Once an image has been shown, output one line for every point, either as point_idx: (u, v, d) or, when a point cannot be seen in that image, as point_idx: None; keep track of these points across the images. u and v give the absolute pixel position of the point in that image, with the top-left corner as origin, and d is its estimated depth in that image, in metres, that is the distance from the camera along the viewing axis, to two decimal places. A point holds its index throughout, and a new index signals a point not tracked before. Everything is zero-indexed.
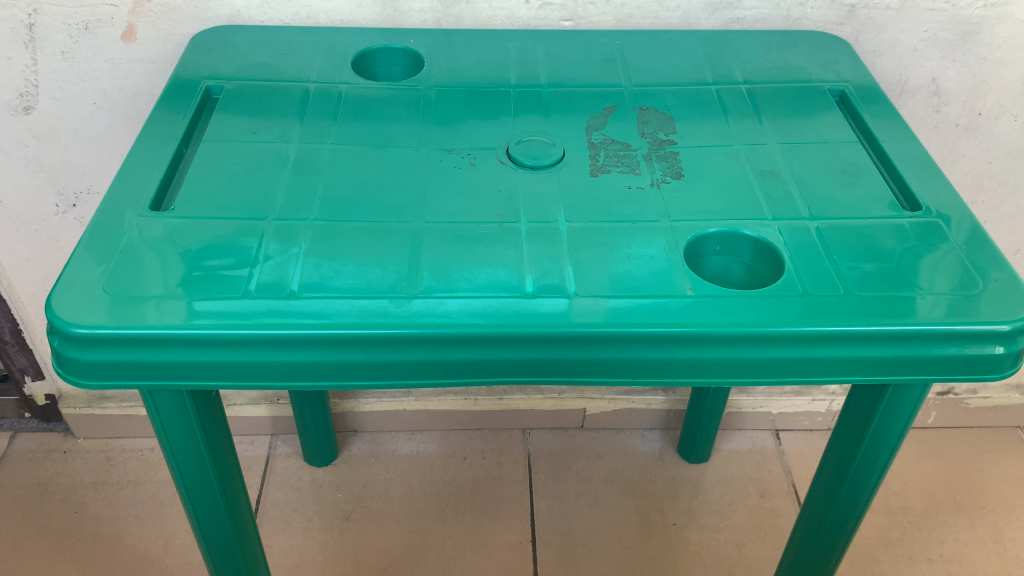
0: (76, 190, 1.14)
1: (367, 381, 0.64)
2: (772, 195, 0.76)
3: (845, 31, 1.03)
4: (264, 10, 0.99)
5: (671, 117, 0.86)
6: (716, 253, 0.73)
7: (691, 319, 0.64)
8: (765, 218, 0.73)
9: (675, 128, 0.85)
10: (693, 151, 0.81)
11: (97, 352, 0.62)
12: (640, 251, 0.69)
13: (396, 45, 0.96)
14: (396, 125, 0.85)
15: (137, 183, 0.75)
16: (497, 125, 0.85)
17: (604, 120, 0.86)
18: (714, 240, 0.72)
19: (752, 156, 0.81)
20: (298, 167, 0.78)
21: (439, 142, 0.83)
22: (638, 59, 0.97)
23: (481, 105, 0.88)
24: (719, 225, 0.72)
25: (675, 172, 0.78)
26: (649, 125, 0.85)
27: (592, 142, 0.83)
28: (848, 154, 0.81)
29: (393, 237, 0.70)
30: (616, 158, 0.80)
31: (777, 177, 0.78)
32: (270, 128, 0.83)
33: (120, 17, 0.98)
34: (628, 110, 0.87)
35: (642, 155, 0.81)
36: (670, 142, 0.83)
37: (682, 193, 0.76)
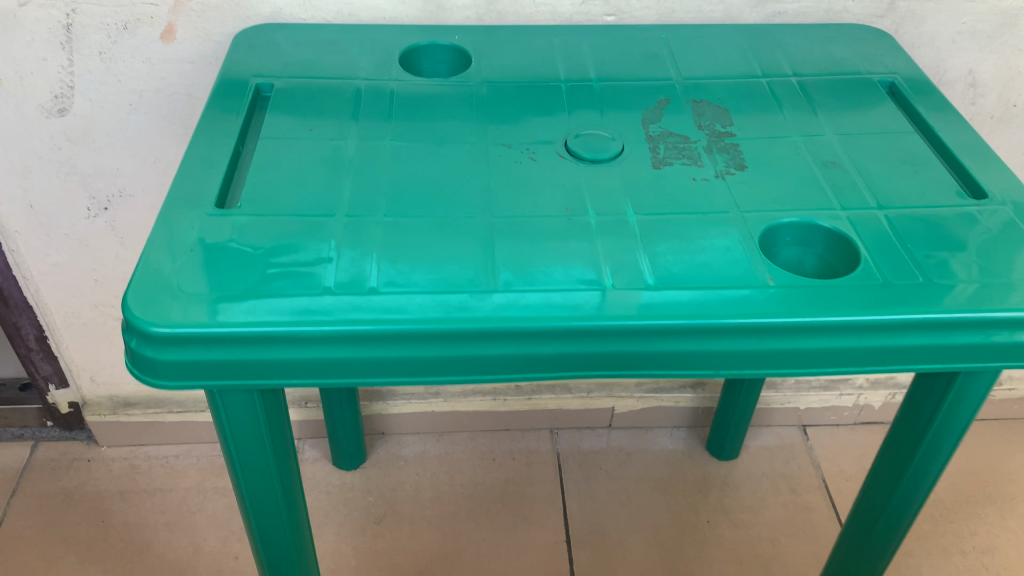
0: (108, 193, 1.13)
1: (448, 377, 0.63)
2: (838, 185, 0.76)
3: (885, 23, 1.04)
4: (306, 8, 0.98)
5: (727, 110, 0.87)
6: (788, 244, 0.73)
7: (776, 307, 0.63)
8: (833, 207, 0.73)
9: (731, 120, 0.85)
10: (753, 142, 0.82)
11: (175, 352, 0.60)
12: (715, 242, 0.69)
13: (442, 42, 0.96)
14: (455, 123, 0.85)
15: (200, 182, 0.74)
16: (554, 120, 0.86)
17: (659, 114, 0.86)
18: (787, 230, 0.72)
19: (812, 147, 0.81)
20: (360, 165, 0.77)
21: (497, 138, 0.83)
22: (684, 54, 0.97)
23: (536, 102, 0.89)
24: (792, 215, 0.72)
25: (738, 163, 0.78)
26: (706, 117, 0.86)
27: (650, 135, 0.83)
28: (907, 144, 0.82)
29: (466, 233, 0.70)
30: (677, 150, 0.80)
31: (842, 167, 0.78)
32: (327, 128, 0.83)
33: (159, 17, 0.97)
34: (683, 104, 0.88)
35: (702, 146, 0.81)
36: (728, 134, 0.83)
37: (749, 183, 0.76)
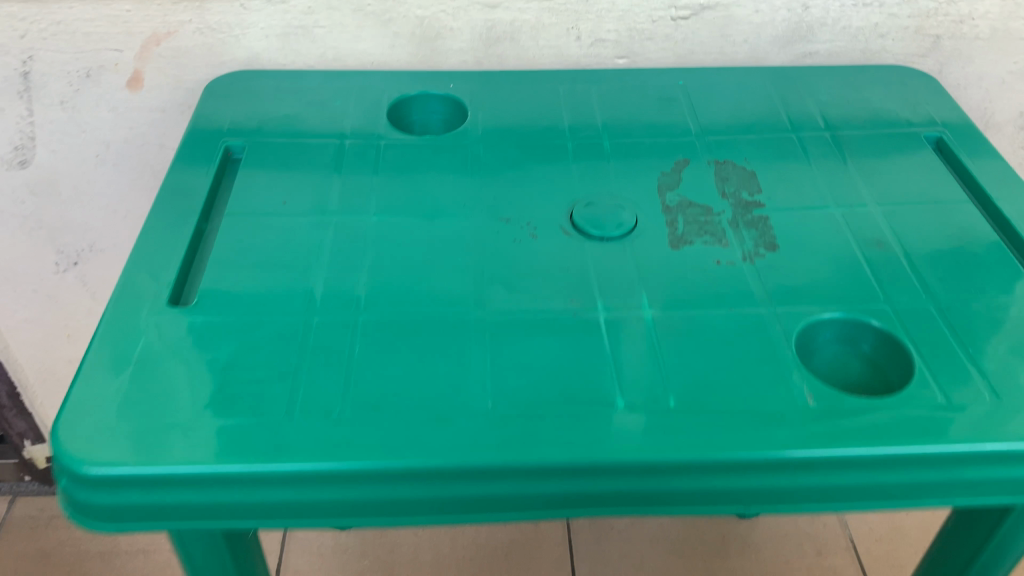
0: (77, 247, 1.04)
1: (431, 518, 0.54)
2: (884, 270, 0.66)
3: (927, 63, 0.93)
4: (285, 53, 0.89)
5: (754, 173, 0.77)
6: (828, 342, 0.63)
7: (819, 435, 0.53)
8: (878, 300, 0.63)
9: (759, 186, 0.75)
10: (785, 215, 0.72)
11: (111, 495, 0.51)
12: (744, 346, 0.60)
13: (435, 91, 0.86)
14: (445, 192, 0.75)
15: (154, 275, 0.65)
16: (559, 185, 0.76)
17: (677, 178, 0.76)
18: (827, 327, 0.63)
19: (853, 221, 0.71)
20: (338, 249, 0.69)
21: (494, 209, 0.73)
22: (705, 102, 0.87)
23: (539, 162, 0.79)
24: (832, 311, 0.62)
25: (769, 243, 0.69)
26: (731, 182, 0.76)
27: (667, 205, 0.73)
28: (961, 217, 0.72)
29: (456, 336, 0.60)
30: (698, 225, 0.71)
31: (888, 247, 0.68)
32: (303, 202, 0.74)
33: (124, 64, 0.88)
34: (704, 166, 0.78)
35: (726, 220, 0.71)
36: (756, 204, 0.73)
37: (781, 270, 0.66)
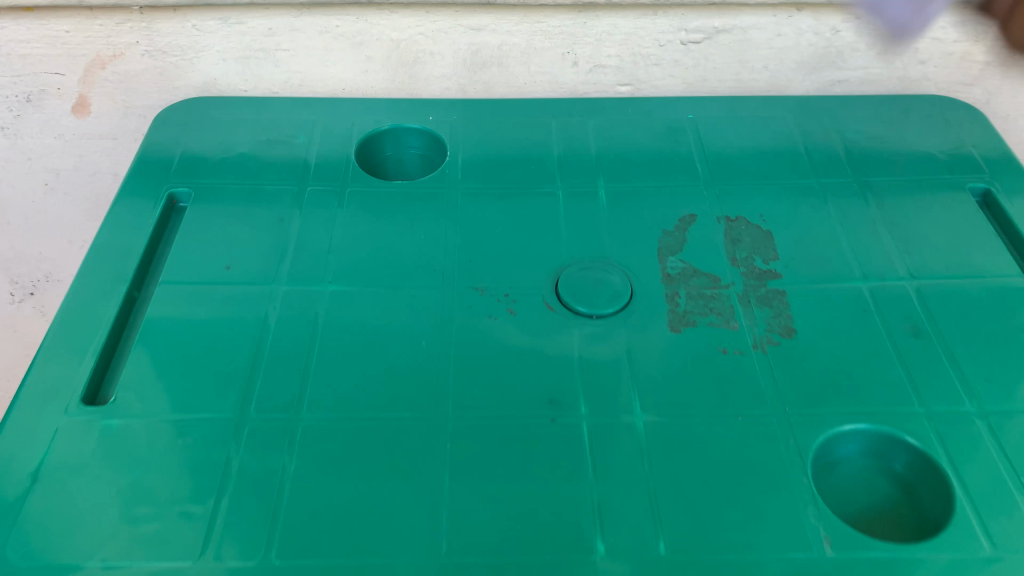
0: (34, 277, 0.94)
1: None
2: (919, 366, 0.56)
3: (973, 92, 0.83)
4: (246, 78, 0.79)
5: (770, 235, 0.67)
6: (852, 454, 0.53)
7: None
8: (913, 408, 0.54)
9: (776, 252, 0.66)
10: (803, 291, 0.62)
11: None
12: (749, 469, 0.51)
13: (412, 124, 0.77)
14: (415, 250, 0.66)
15: (69, 363, 0.57)
16: (545, 244, 0.66)
17: (680, 238, 0.66)
18: (851, 439, 0.53)
19: (882, 301, 0.62)
20: (286, 326, 0.60)
21: (470, 276, 0.64)
22: (717, 139, 0.77)
23: (524, 213, 0.69)
24: (855, 422, 0.53)
25: (784, 327, 0.59)
26: (744, 246, 0.66)
27: (669, 273, 0.64)
28: (1010, 295, 0.62)
29: (411, 448, 0.52)
30: (703, 301, 0.61)
31: (924, 336, 0.59)
32: (250, 264, 0.64)
33: (68, 88, 0.79)
34: (713, 223, 0.68)
35: (736, 295, 0.62)
36: (771, 275, 0.64)
37: (799, 364, 0.57)
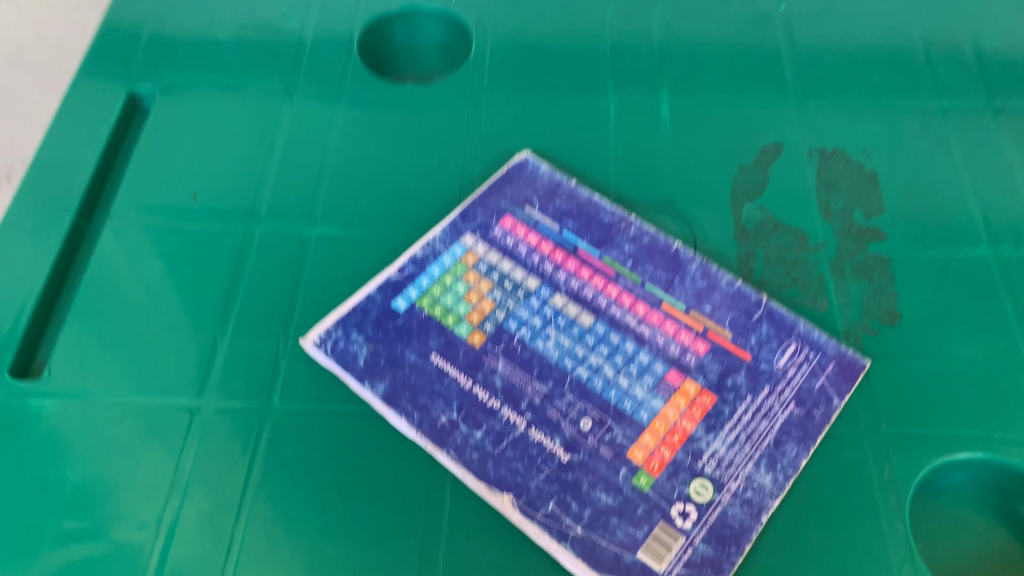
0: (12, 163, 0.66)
1: None
2: None
3: None
4: None
5: (876, 177, 0.53)
6: (958, 485, 0.43)
7: None
8: None
9: (881, 202, 0.52)
10: (914, 257, 0.49)
11: None
12: (836, 514, 0.39)
13: (431, 6, 0.62)
14: (422, 177, 0.52)
15: None
16: (589, 176, 0.53)
17: (760, 176, 0.53)
18: (960, 468, 0.42)
19: (1015, 277, 0.48)
20: (260, 273, 0.47)
21: (496, 211, 0.50)
22: (816, 40, 0.60)
23: (565, 133, 0.55)
24: (971, 451, 0.42)
25: (886, 310, 0.47)
26: (840, 192, 0.52)
27: (743, 225, 0.50)
28: None
29: (407, 455, 0.41)
30: (785, 267, 0.48)
31: None
32: (221, 188, 0.51)
33: None
34: (805, 158, 0.54)
35: (827, 262, 0.49)
36: (874, 233, 0.50)
37: (902, 365, 0.44)
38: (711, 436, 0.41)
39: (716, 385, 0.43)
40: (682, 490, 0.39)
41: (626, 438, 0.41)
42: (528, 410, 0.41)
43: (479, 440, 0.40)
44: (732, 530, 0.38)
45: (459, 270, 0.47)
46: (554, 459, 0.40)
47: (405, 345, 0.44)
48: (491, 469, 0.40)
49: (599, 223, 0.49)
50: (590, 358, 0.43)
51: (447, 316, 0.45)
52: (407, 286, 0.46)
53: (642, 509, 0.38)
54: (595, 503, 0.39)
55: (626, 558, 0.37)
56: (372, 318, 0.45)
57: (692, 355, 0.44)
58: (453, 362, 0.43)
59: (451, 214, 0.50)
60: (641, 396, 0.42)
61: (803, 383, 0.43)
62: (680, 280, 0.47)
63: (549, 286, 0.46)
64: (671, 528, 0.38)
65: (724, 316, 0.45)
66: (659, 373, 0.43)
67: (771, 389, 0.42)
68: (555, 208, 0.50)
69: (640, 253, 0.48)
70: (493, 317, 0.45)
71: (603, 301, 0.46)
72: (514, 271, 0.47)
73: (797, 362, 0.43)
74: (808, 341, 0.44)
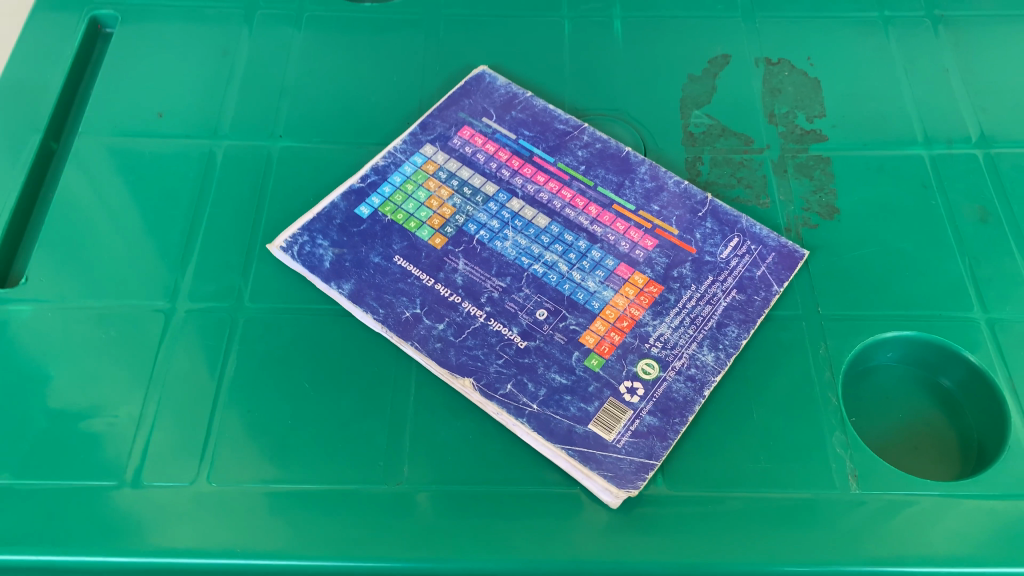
0: None
1: None
2: (984, 259, 0.47)
3: None
4: None
5: (818, 84, 0.55)
6: (889, 363, 0.46)
7: (861, 550, 0.38)
8: (969, 312, 0.45)
9: (823, 106, 0.54)
10: (853, 157, 0.52)
11: None
12: (774, 388, 0.42)
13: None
14: (383, 92, 0.54)
15: None
16: (543, 89, 0.55)
17: (709, 84, 0.55)
18: (891, 346, 0.45)
19: (947, 171, 0.51)
20: (227, 185, 0.49)
21: (454, 123, 0.51)
22: None
23: (520, 48, 0.56)
24: (898, 330, 0.45)
25: (825, 205, 0.49)
26: (785, 97, 0.54)
27: (692, 132, 0.53)
28: None
29: (373, 348, 0.43)
30: (731, 168, 0.51)
31: (993, 221, 0.49)
32: (186, 106, 0.52)
33: None
34: (751, 67, 0.56)
35: (771, 163, 0.51)
36: (815, 136, 0.53)
37: (838, 255, 0.47)
38: (658, 321, 0.44)
39: (663, 276, 0.45)
40: (631, 369, 0.42)
41: (579, 325, 0.43)
42: (487, 303, 0.44)
43: (441, 331, 0.43)
44: (676, 403, 0.41)
45: (419, 178, 0.49)
46: (512, 346, 0.43)
47: (369, 248, 0.46)
48: (453, 356, 0.42)
49: (554, 131, 0.51)
50: (545, 256, 0.46)
51: (409, 222, 0.47)
52: (369, 194, 0.48)
53: (592, 387, 0.41)
54: (549, 383, 0.41)
55: (578, 430, 0.40)
56: (336, 224, 0.47)
57: (641, 250, 0.46)
58: (416, 263, 0.45)
59: (411, 126, 0.51)
60: (593, 288, 0.45)
61: (744, 272, 0.46)
62: (631, 182, 0.49)
63: (505, 191, 0.48)
64: (619, 403, 0.41)
65: (672, 215, 0.48)
66: (610, 267, 0.45)
67: (714, 279, 0.45)
68: (511, 118, 0.52)
69: (592, 158, 0.50)
70: (453, 221, 0.47)
71: (558, 204, 0.48)
72: (473, 178, 0.49)
73: (740, 254, 0.46)
74: (750, 235, 0.47)
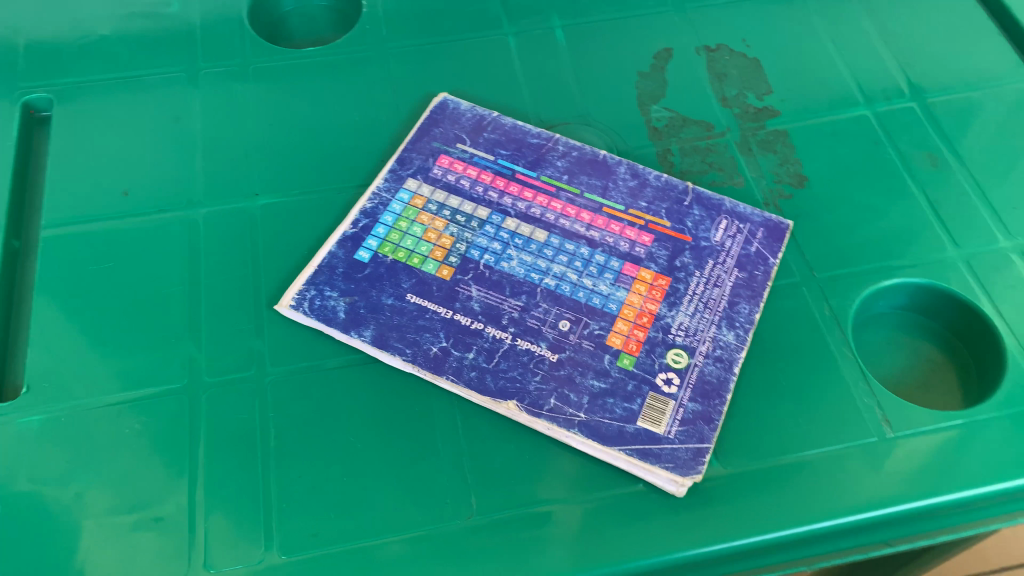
0: None
1: None
2: (945, 201, 0.51)
3: None
4: None
5: (757, 63, 0.58)
6: (884, 312, 0.49)
7: (909, 487, 0.41)
8: (945, 251, 0.49)
9: (767, 83, 0.57)
10: (806, 126, 0.55)
11: None
12: (795, 354, 0.45)
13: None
14: (350, 135, 0.53)
15: None
16: (506, 107, 0.55)
17: (659, 79, 0.57)
18: (884, 296, 0.48)
19: (893, 126, 0.55)
20: (217, 252, 0.47)
21: (430, 154, 0.52)
22: None
23: (473, 71, 0.57)
24: (889, 279, 0.48)
25: (793, 175, 0.52)
26: (731, 80, 0.57)
27: (656, 127, 0.55)
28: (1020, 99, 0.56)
29: (408, 389, 0.43)
30: (700, 155, 0.53)
31: (943, 165, 0.53)
32: (151, 180, 0.50)
33: None
34: (694, 57, 0.58)
35: (735, 144, 0.54)
36: (768, 112, 0.56)
37: (818, 220, 0.50)
38: (674, 311, 0.45)
39: (668, 268, 0.47)
40: (662, 362, 0.43)
41: (603, 329, 0.44)
42: (510, 324, 0.44)
43: (472, 360, 0.43)
44: (712, 385, 0.43)
45: (411, 213, 0.49)
46: (545, 360, 0.43)
47: (379, 291, 0.46)
48: (490, 382, 0.43)
49: (529, 146, 0.52)
50: (553, 268, 0.47)
51: (411, 258, 0.47)
52: (364, 237, 0.48)
53: (632, 385, 0.42)
54: (589, 389, 0.42)
55: (629, 429, 0.41)
56: (340, 272, 0.46)
57: (641, 247, 0.48)
58: (430, 297, 0.45)
59: (388, 164, 0.51)
60: (606, 291, 0.46)
61: (740, 250, 0.48)
62: (614, 183, 0.51)
63: (498, 212, 0.49)
64: (660, 396, 0.42)
65: (660, 208, 0.50)
66: (617, 268, 0.47)
67: (715, 261, 0.47)
68: (485, 140, 0.52)
69: (572, 166, 0.51)
70: (455, 250, 0.47)
71: (551, 216, 0.49)
72: (463, 205, 0.49)
73: (732, 234, 0.49)
74: (736, 215, 0.49)
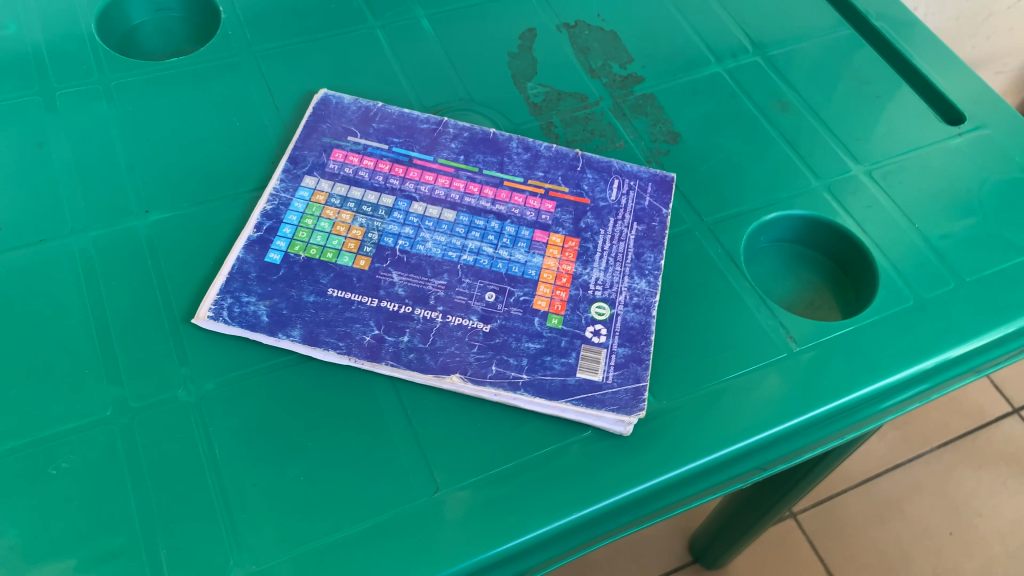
0: None
1: None
2: (800, 140, 0.57)
3: None
4: None
5: (615, 35, 0.62)
6: (765, 247, 0.55)
7: (822, 392, 0.45)
8: (809, 183, 0.55)
9: (627, 53, 0.61)
10: (669, 88, 0.59)
11: None
12: (701, 291, 0.49)
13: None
14: (234, 141, 0.52)
15: None
16: (387, 98, 0.56)
17: (528, 58, 0.60)
18: (764, 231, 0.54)
19: (743, 80, 0.60)
20: (115, 275, 0.45)
21: (323, 150, 0.51)
22: None
23: (347, 66, 0.57)
24: (768, 213, 0.53)
25: (667, 133, 0.56)
26: (595, 53, 0.61)
27: (535, 103, 0.57)
28: (844, 47, 0.63)
29: (348, 381, 0.43)
30: (580, 124, 0.56)
31: (793, 109, 0.59)
32: (22, 211, 0.47)
33: None
34: (556, 35, 0.61)
35: (610, 111, 0.57)
36: (633, 78, 0.59)
37: (696, 170, 0.55)
38: (589, 268, 0.48)
39: (575, 230, 0.49)
40: (587, 316, 0.46)
41: (527, 294, 0.46)
42: (438, 303, 0.45)
43: (408, 342, 0.44)
44: (636, 329, 0.46)
45: (315, 210, 0.48)
46: (479, 332, 0.44)
47: (298, 290, 0.45)
48: (431, 360, 0.43)
49: (420, 132, 0.53)
50: (468, 244, 0.48)
51: (325, 253, 0.46)
52: (271, 239, 0.47)
53: (565, 341, 0.45)
54: (527, 352, 0.44)
55: (571, 381, 0.43)
56: (254, 277, 0.45)
57: (547, 214, 0.50)
58: (352, 288, 0.45)
59: (281, 164, 0.50)
60: (523, 259, 0.48)
61: (635, 205, 0.51)
62: (509, 158, 0.52)
63: (403, 198, 0.49)
64: (592, 347, 0.44)
65: (557, 176, 0.52)
66: (528, 237, 0.49)
67: (615, 218, 0.50)
68: (375, 130, 0.53)
69: (466, 147, 0.53)
70: (368, 239, 0.47)
71: (456, 195, 0.50)
72: (366, 195, 0.49)
73: (626, 191, 0.52)
74: (626, 173, 0.53)
